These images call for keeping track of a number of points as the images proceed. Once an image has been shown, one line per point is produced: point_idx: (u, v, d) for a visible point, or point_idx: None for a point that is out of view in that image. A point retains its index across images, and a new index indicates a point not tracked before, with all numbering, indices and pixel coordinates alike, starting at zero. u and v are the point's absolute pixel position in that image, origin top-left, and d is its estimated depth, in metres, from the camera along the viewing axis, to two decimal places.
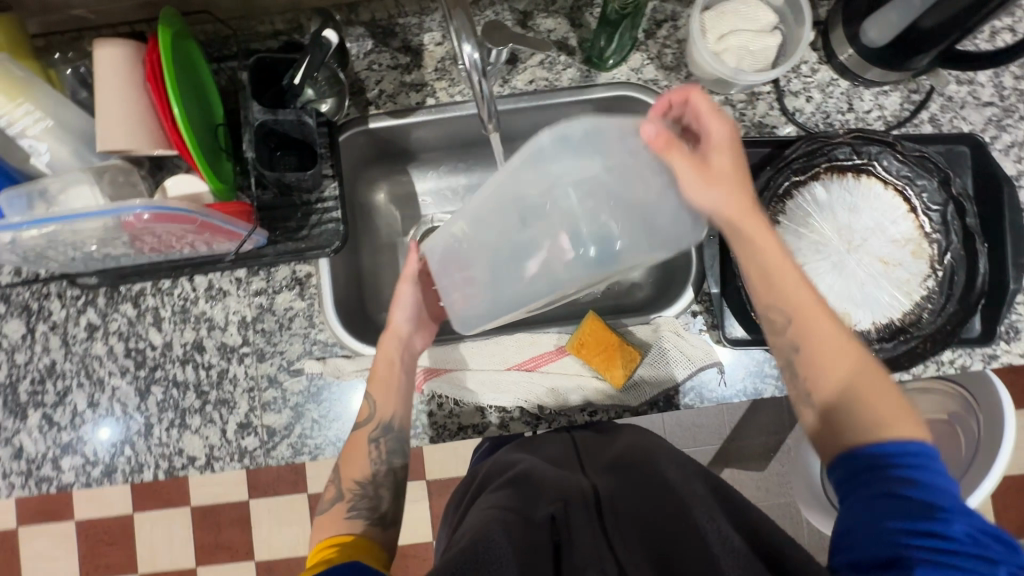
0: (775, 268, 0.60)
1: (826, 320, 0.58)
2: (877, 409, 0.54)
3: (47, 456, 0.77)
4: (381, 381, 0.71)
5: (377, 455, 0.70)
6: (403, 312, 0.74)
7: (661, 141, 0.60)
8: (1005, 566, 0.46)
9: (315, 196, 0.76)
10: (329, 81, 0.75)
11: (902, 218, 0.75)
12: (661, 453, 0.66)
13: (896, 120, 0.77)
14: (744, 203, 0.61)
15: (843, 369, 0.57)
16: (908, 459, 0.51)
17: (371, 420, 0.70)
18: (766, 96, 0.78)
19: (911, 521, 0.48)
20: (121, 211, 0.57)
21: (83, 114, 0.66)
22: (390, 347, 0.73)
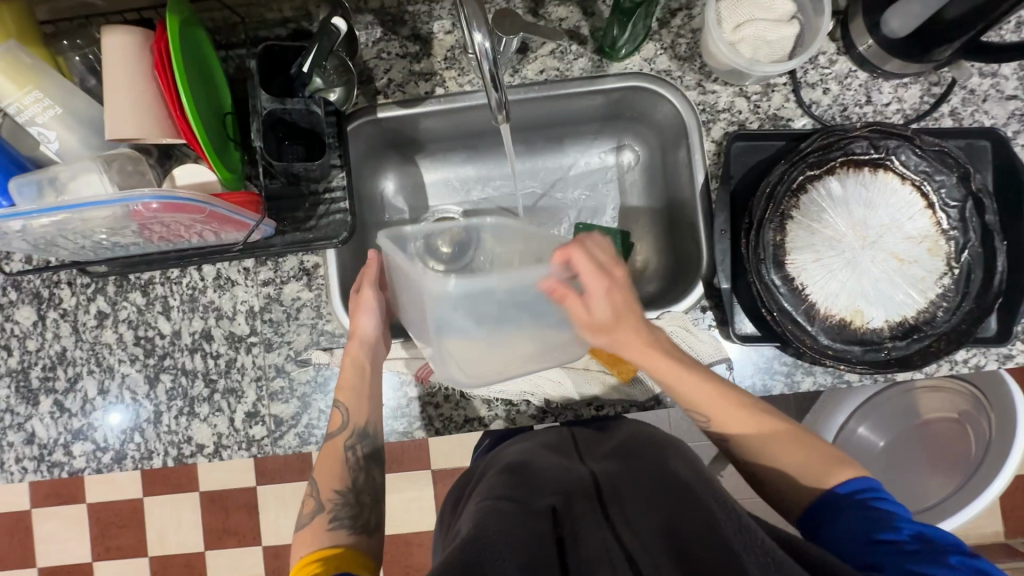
0: (666, 367, 0.66)
1: (735, 415, 0.65)
2: (806, 478, 0.60)
3: (59, 442, 0.78)
4: (348, 388, 0.72)
5: (354, 460, 0.70)
6: (369, 317, 0.73)
7: (557, 291, 0.62)
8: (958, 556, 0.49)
9: (322, 185, 0.76)
10: (337, 70, 0.74)
11: (919, 214, 0.73)
12: (664, 441, 0.65)
13: (916, 113, 0.75)
14: (623, 320, 0.65)
15: (768, 450, 0.63)
16: (856, 490, 0.57)
17: (346, 426, 0.70)
18: (781, 88, 0.76)
19: (864, 530, 0.53)
20: (129, 200, 0.57)
21: (92, 102, 0.66)
22: (359, 354, 0.72)
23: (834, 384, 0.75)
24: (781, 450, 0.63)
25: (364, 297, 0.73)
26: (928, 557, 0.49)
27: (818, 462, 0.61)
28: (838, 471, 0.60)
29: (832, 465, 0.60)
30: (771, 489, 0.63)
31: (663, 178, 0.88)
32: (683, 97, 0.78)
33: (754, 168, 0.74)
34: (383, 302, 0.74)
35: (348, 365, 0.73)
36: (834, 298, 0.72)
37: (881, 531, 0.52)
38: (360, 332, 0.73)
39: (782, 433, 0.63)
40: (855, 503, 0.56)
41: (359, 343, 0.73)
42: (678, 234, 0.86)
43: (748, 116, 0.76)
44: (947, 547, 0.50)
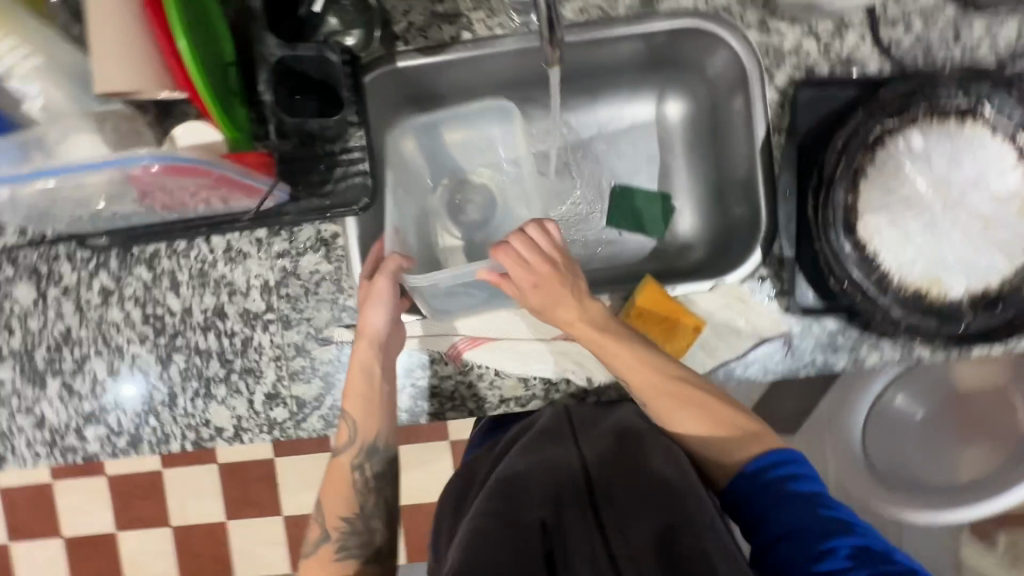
0: (598, 342, 0.64)
1: (664, 392, 0.64)
2: (730, 450, 0.63)
3: (71, 426, 0.74)
4: (355, 398, 0.67)
5: (363, 483, 0.68)
6: (380, 311, 0.67)
7: (493, 279, 0.66)
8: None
9: (339, 145, 0.67)
10: (356, 6, 0.65)
11: (1009, 169, 0.65)
12: (664, 442, 0.62)
13: (1010, 53, 0.66)
14: (561, 300, 0.64)
15: (690, 422, 0.65)
16: (768, 468, 0.60)
17: (353, 443, 0.67)
18: (857, 25, 0.67)
19: (805, 548, 0.54)
20: (127, 163, 0.50)
21: (78, 50, 0.58)
22: (369, 353, 0.66)
23: (901, 358, 0.69)
24: (707, 424, 0.64)
25: (378, 287, 0.67)
26: None
27: (742, 435, 0.63)
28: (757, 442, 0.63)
29: (751, 437, 0.63)
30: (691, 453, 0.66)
31: (710, 135, 0.80)
32: (744, 38, 0.68)
33: (824, 120, 0.66)
34: (397, 294, 0.67)
35: (356, 372, 0.67)
36: (911, 265, 0.65)
37: (822, 550, 0.53)
38: (368, 329, 0.66)
39: (708, 407, 0.64)
40: (794, 510, 0.56)
41: (365, 341, 0.67)
42: (726, 197, 0.78)
43: (818, 59, 0.67)
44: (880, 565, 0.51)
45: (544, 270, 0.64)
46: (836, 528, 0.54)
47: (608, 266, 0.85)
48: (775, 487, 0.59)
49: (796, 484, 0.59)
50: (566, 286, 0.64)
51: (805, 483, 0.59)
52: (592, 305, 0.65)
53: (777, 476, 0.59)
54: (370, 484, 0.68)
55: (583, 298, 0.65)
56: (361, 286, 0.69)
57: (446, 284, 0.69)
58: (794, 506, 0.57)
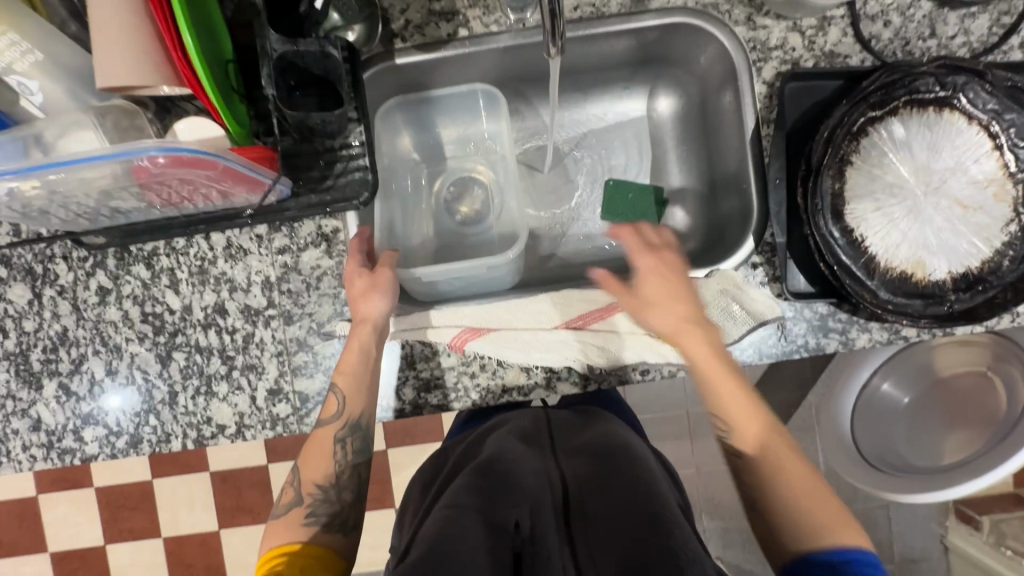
0: (707, 369, 0.65)
1: (773, 443, 0.64)
2: (820, 525, 0.59)
3: (67, 427, 0.73)
4: (347, 373, 0.66)
5: (342, 456, 0.68)
6: (385, 298, 0.68)
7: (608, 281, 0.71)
8: None
9: (338, 141, 0.69)
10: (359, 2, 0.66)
11: (986, 156, 0.68)
12: (640, 458, 0.65)
13: (983, 46, 0.69)
14: (679, 311, 0.67)
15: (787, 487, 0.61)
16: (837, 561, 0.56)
17: (339, 417, 0.67)
18: (838, 21, 0.70)
19: None
20: (133, 155, 0.50)
21: (77, 46, 0.58)
22: (366, 336, 0.67)
23: (889, 340, 0.71)
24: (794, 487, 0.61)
25: (383, 276, 0.69)
26: None
27: (835, 518, 0.59)
28: (849, 530, 0.58)
29: (841, 522, 0.59)
30: (764, 503, 0.62)
31: (701, 130, 0.82)
32: (731, 33, 0.70)
33: (808, 112, 0.69)
34: (399, 288, 0.69)
35: (352, 350, 0.67)
36: (895, 249, 0.68)
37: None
38: (370, 316, 0.67)
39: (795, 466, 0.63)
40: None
41: (368, 328, 0.67)
42: (718, 189, 0.81)
43: (803, 53, 0.70)
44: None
45: (675, 266, 0.71)
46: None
47: (604, 259, 0.86)
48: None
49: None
50: (682, 288, 0.69)
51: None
52: (711, 327, 0.67)
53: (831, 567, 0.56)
54: (350, 457, 0.68)
55: (704, 319, 0.67)
56: (359, 275, 0.68)
57: (444, 273, 0.73)
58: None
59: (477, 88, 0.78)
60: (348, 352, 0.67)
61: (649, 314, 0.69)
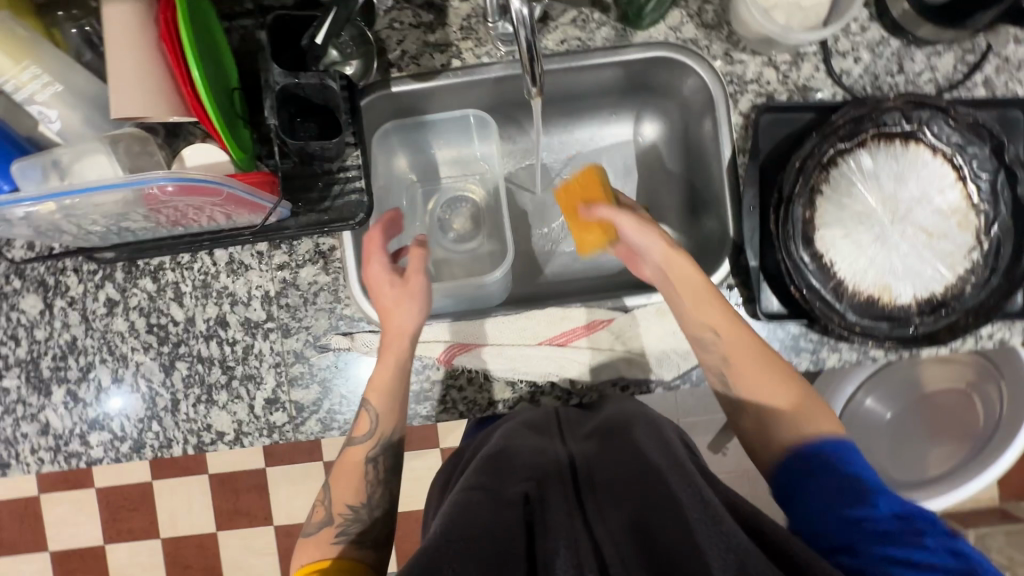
0: (690, 288, 0.67)
1: (758, 351, 0.65)
2: (804, 420, 0.61)
3: (74, 432, 0.76)
4: (380, 390, 0.69)
5: (373, 475, 0.69)
6: (416, 309, 0.70)
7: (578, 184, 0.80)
8: (931, 535, 0.48)
9: (337, 164, 0.74)
10: (355, 39, 0.71)
11: (950, 187, 0.72)
12: (651, 431, 0.64)
13: (948, 82, 0.73)
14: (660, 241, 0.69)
15: (773, 387, 0.63)
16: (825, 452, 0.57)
17: (371, 435, 0.69)
18: (811, 57, 0.74)
19: (840, 509, 0.52)
20: (142, 183, 0.53)
21: (92, 77, 0.62)
22: (403, 349, 0.69)
23: (859, 360, 0.75)
24: (781, 390, 0.62)
25: (414, 284, 0.70)
26: (897, 540, 0.48)
27: (814, 410, 0.61)
28: (835, 424, 0.60)
29: (824, 418, 0.61)
30: (747, 409, 0.63)
31: (685, 156, 0.86)
32: (709, 67, 0.74)
33: (782, 142, 0.73)
34: (430, 296, 0.71)
35: (383, 369, 0.70)
36: (863, 274, 0.71)
37: (845, 519, 0.51)
38: (403, 328, 0.69)
39: (782, 372, 0.64)
40: (825, 503, 0.53)
41: (404, 341, 0.69)
42: (701, 210, 0.84)
43: (777, 87, 0.74)
44: (926, 524, 0.49)
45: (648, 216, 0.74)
46: (870, 490, 0.53)
47: (592, 276, 0.89)
48: (802, 483, 0.56)
49: (828, 475, 0.55)
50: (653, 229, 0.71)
51: (841, 456, 0.56)
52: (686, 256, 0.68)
53: (809, 458, 0.57)
54: (380, 476, 0.69)
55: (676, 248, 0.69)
56: (388, 286, 0.70)
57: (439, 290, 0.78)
58: (823, 500, 0.54)
59: (468, 113, 0.82)
60: (381, 367, 0.70)
61: (648, 231, 0.70)
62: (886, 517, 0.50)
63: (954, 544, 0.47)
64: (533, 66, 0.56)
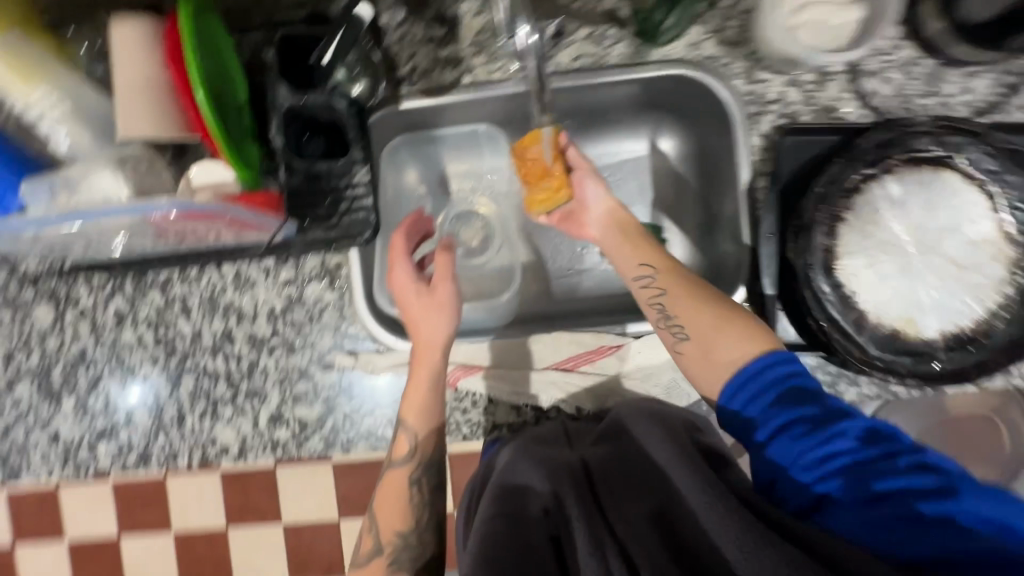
0: (627, 240, 0.68)
1: (691, 288, 0.63)
2: (745, 339, 0.58)
3: (84, 441, 0.78)
4: (416, 410, 0.68)
5: (418, 498, 0.67)
6: (444, 320, 0.70)
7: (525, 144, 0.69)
8: (900, 456, 0.50)
9: (344, 181, 0.69)
10: (359, 61, 0.68)
11: (982, 217, 0.68)
12: (645, 415, 0.61)
13: (985, 105, 0.69)
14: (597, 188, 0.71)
15: (712, 317, 0.60)
16: (776, 372, 0.55)
17: (411, 457, 0.68)
18: (838, 77, 0.70)
19: (808, 449, 0.52)
20: (148, 210, 0.53)
21: (102, 95, 0.62)
22: (438, 363, 0.68)
23: (878, 394, 0.72)
24: (713, 318, 0.60)
25: (442, 293, 0.70)
26: (870, 472, 0.50)
27: (752, 329, 0.58)
28: (764, 340, 0.58)
29: (751, 335, 0.58)
30: (692, 340, 0.60)
31: (704, 176, 0.83)
32: (730, 86, 0.71)
33: (806, 165, 0.69)
34: (459, 305, 0.71)
35: (412, 388, 0.69)
36: (886, 306, 0.69)
37: (816, 458, 0.51)
38: (435, 340, 0.69)
39: (709, 295, 0.62)
40: (792, 441, 0.52)
41: (433, 355, 0.69)
42: (718, 231, 0.82)
43: (801, 108, 0.71)
44: (886, 442, 0.51)
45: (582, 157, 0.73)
46: (830, 416, 0.52)
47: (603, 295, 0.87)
48: (766, 423, 0.54)
49: (788, 409, 0.54)
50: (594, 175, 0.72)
51: (797, 386, 0.55)
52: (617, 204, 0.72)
53: (763, 388, 0.55)
54: (426, 498, 0.68)
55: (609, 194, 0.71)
56: (416, 297, 0.70)
57: None
58: (789, 438, 0.53)
59: (479, 128, 0.82)
60: (415, 389, 0.68)
61: (601, 187, 0.72)
62: (853, 444, 0.51)
63: (920, 458, 0.50)
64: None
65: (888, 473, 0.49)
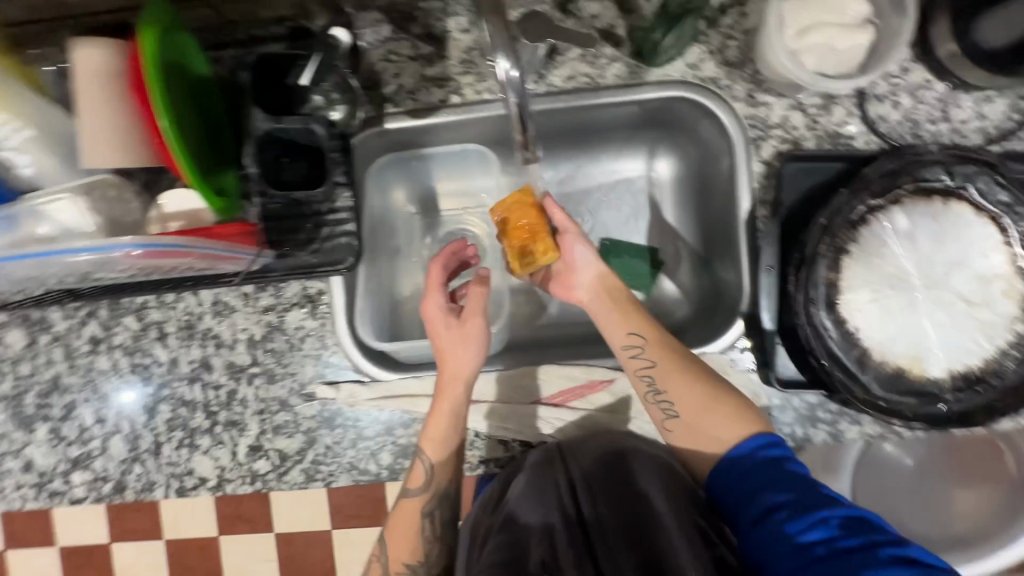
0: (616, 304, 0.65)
1: (681, 364, 0.61)
2: (730, 422, 0.58)
3: (57, 470, 0.75)
4: (435, 440, 0.63)
5: (430, 531, 0.65)
6: (473, 352, 0.64)
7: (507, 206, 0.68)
8: (886, 548, 0.47)
9: (326, 206, 0.67)
10: (338, 87, 0.64)
11: (994, 250, 0.65)
12: (651, 465, 0.64)
13: (999, 132, 0.66)
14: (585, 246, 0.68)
15: (700, 398, 0.60)
16: (758, 450, 0.56)
17: (427, 489, 0.64)
18: (844, 100, 0.67)
19: (787, 533, 0.50)
20: (107, 250, 0.50)
21: (69, 117, 0.59)
22: (461, 394, 0.64)
23: (881, 433, 0.69)
24: (702, 398, 0.60)
25: (472, 326, 0.65)
26: (854, 561, 0.47)
27: (738, 412, 0.59)
28: (753, 418, 0.59)
29: (739, 417, 0.58)
30: (680, 419, 0.61)
31: (703, 200, 0.80)
32: (731, 110, 0.68)
33: (807, 194, 0.66)
34: (488, 335, 0.65)
35: (436, 419, 0.63)
36: (891, 343, 0.65)
37: (799, 543, 0.49)
38: (462, 370, 0.64)
39: (699, 371, 0.61)
40: (773, 525, 0.51)
41: (460, 387, 0.64)
42: (716, 258, 0.78)
43: (804, 133, 0.67)
44: (874, 533, 0.49)
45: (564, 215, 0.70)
46: (817, 500, 0.51)
47: None
48: (751, 506, 0.53)
49: (773, 490, 0.53)
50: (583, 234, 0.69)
51: (787, 468, 0.55)
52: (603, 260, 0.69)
53: (753, 466, 0.55)
54: (438, 532, 0.65)
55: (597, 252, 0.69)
56: (445, 328, 0.65)
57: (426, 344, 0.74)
58: (773, 520, 0.51)
59: (469, 147, 0.78)
60: (435, 418, 0.64)
61: (589, 250, 0.68)
62: (837, 532, 0.49)
63: (905, 552, 0.47)
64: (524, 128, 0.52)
65: (871, 563, 0.46)
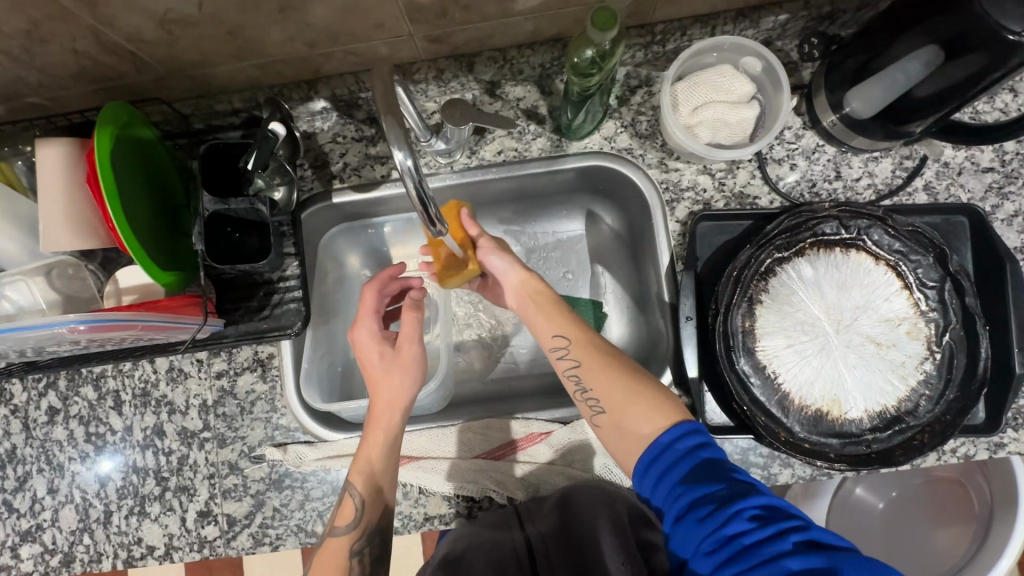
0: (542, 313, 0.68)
1: (605, 358, 0.63)
2: (652, 409, 0.58)
3: (7, 543, 0.75)
4: (364, 471, 0.65)
5: (360, 569, 0.64)
6: (407, 380, 0.69)
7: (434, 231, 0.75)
8: (792, 534, 0.47)
9: (276, 274, 0.74)
10: (278, 169, 0.69)
11: (896, 295, 0.70)
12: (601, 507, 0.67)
13: (887, 188, 0.72)
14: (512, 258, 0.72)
15: (623, 388, 0.61)
16: (676, 442, 0.55)
17: (354, 526, 0.64)
18: (746, 164, 0.74)
19: (706, 530, 0.49)
20: (57, 325, 0.54)
21: (35, 207, 0.65)
22: (394, 418, 0.67)
23: (813, 476, 0.70)
24: (625, 388, 0.61)
25: (407, 355, 0.70)
26: (764, 553, 0.47)
27: (661, 400, 0.59)
28: (674, 408, 0.58)
29: (662, 407, 0.58)
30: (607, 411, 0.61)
31: (632, 251, 0.85)
32: (644, 175, 0.75)
33: (721, 248, 0.72)
34: (425, 367, 0.71)
35: (365, 449, 0.66)
36: (809, 386, 0.68)
37: (717, 540, 0.49)
38: (387, 389, 0.68)
39: (623, 365, 0.63)
40: (693, 524, 0.50)
41: (394, 417, 0.68)
42: (647, 308, 0.84)
43: (713, 194, 0.74)
44: (784, 520, 0.48)
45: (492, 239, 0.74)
46: (730, 495, 0.50)
47: (542, 374, 0.87)
48: (674, 506, 0.53)
49: (692, 487, 0.52)
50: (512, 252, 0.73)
51: (706, 462, 0.54)
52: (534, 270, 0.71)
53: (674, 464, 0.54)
54: (367, 570, 0.65)
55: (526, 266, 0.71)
56: (381, 357, 0.70)
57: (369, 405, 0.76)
58: (692, 519, 0.51)
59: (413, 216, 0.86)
60: (369, 447, 0.66)
61: (505, 257, 0.72)
62: (751, 525, 0.48)
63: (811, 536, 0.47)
64: (426, 206, 0.55)
65: (779, 552, 0.46)
